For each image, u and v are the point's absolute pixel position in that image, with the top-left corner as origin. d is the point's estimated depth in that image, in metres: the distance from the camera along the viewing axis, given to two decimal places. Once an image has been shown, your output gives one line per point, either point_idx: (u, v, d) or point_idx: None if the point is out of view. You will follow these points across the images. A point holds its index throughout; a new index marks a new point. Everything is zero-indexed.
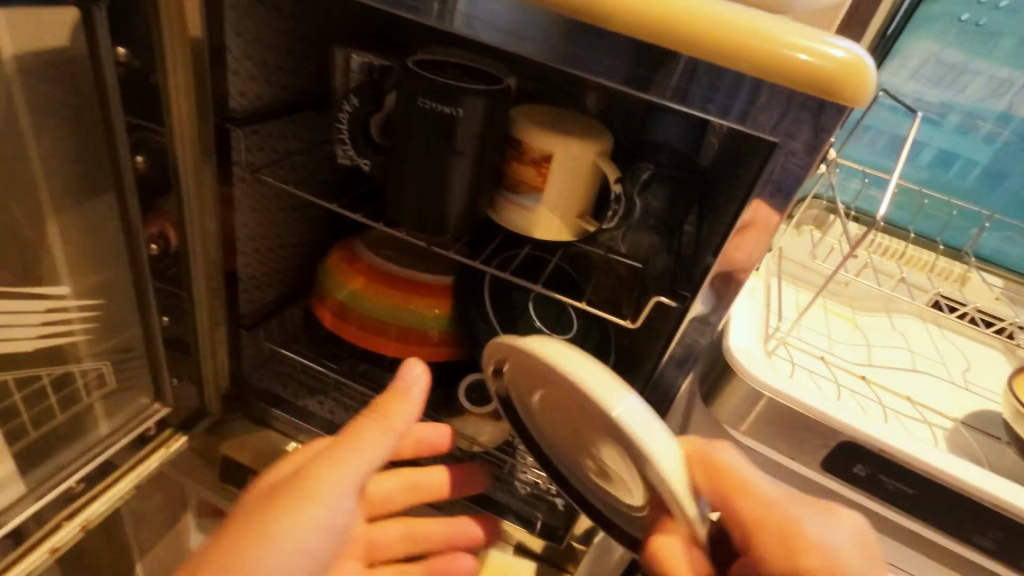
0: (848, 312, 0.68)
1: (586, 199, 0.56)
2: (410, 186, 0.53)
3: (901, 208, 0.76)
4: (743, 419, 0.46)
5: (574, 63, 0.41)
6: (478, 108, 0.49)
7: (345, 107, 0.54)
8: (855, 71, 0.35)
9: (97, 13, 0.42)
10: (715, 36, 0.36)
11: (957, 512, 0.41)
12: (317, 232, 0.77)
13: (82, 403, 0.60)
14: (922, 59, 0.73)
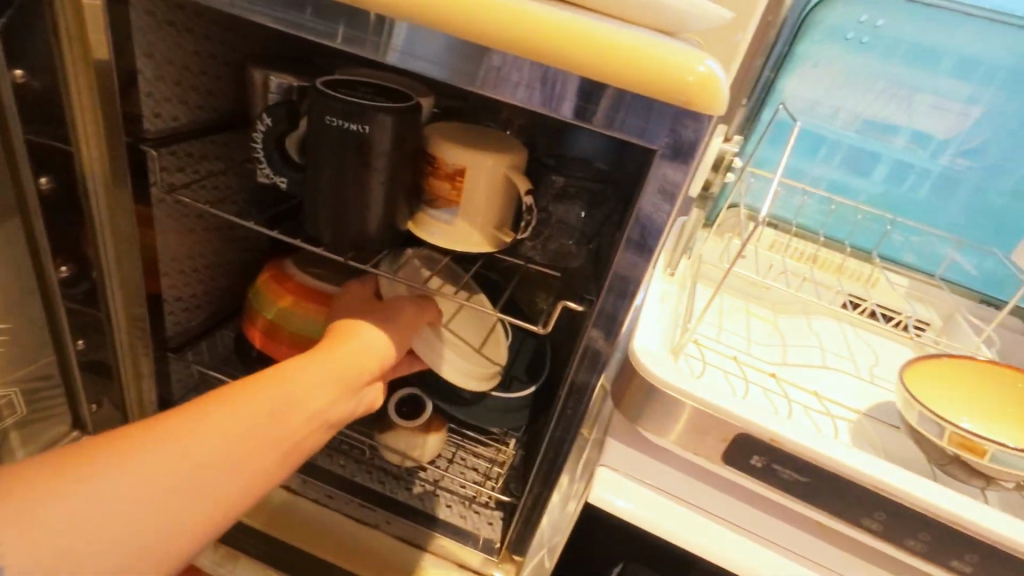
0: (767, 313, 0.72)
1: (502, 211, 0.57)
2: (325, 202, 0.54)
3: (813, 213, 0.79)
4: (647, 417, 0.47)
5: (489, 85, 0.43)
6: (386, 124, 0.51)
7: (259, 126, 0.55)
8: (708, 85, 0.38)
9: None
10: (584, 51, 0.39)
11: (845, 496, 0.43)
12: (248, 252, 0.77)
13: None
14: (827, 75, 0.74)
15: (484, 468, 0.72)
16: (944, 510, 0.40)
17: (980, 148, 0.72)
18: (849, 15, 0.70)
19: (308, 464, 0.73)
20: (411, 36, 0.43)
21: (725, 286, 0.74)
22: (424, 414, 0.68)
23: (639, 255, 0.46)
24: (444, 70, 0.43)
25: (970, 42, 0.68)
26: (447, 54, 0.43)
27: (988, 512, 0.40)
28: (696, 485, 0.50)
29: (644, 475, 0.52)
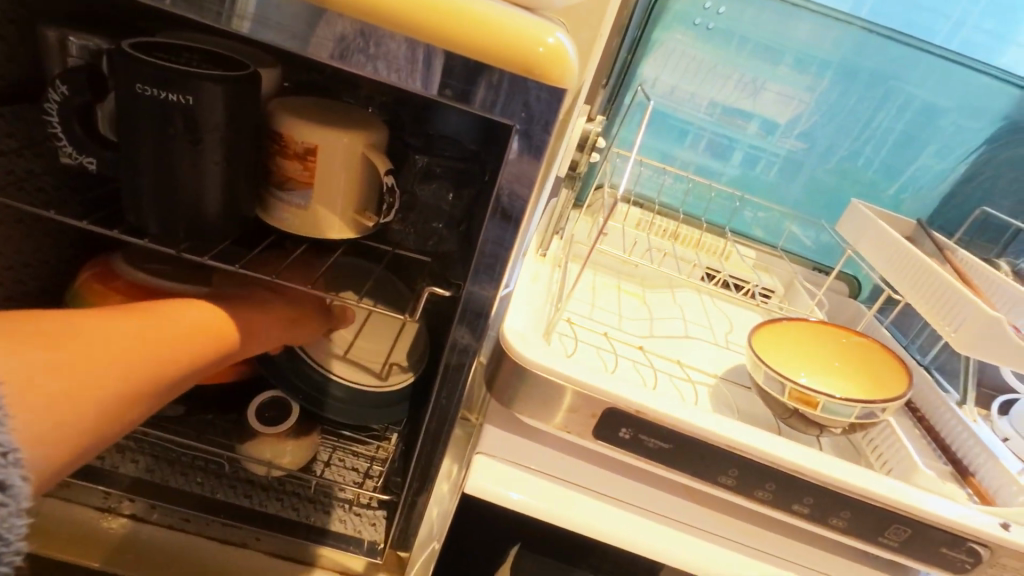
0: (637, 289, 0.75)
1: (362, 193, 0.53)
2: (146, 185, 0.47)
3: (674, 192, 0.84)
4: (520, 401, 0.47)
5: (338, 57, 0.38)
6: (216, 96, 0.44)
7: (52, 95, 0.46)
8: (560, 59, 0.37)
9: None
10: (431, 18, 0.36)
11: (704, 457, 0.45)
12: (64, 247, 0.65)
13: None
14: (680, 60, 0.77)
15: (365, 467, 0.67)
16: (783, 460, 0.44)
17: (810, 130, 0.80)
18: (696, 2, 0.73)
19: (158, 487, 0.64)
20: (262, 1, 0.37)
21: (598, 265, 0.77)
22: (290, 418, 0.63)
23: (504, 236, 0.44)
24: (280, 32, 0.38)
25: (798, 32, 0.75)
26: (295, 19, 0.37)
27: (817, 457, 0.45)
28: (572, 461, 0.51)
29: (523, 459, 0.51)
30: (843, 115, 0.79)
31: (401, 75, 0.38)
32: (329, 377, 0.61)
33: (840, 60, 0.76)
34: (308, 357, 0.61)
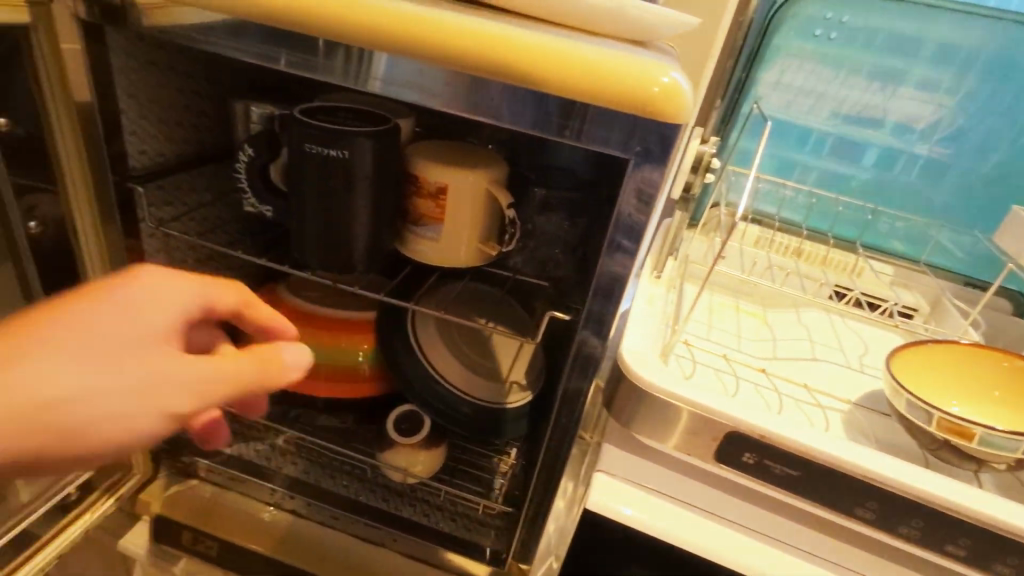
0: (758, 309, 0.72)
1: (486, 225, 0.58)
2: (310, 227, 0.55)
3: (795, 207, 0.80)
4: (639, 421, 0.48)
5: (460, 106, 0.43)
6: (366, 149, 0.52)
7: (242, 157, 0.56)
8: (674, 97, 0.39)
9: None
10: (552, 71, 0.40)
11: (838, 487, 0.43)
12: (242, 278, 0.78)
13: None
14: (799, 74, 0.75)
15: (487, 479, 0.71)
16: (930, 494, 0.41)
17: (957, 136, 0.74)
18: (815, 14, 0.71)
19: (312, 487, 0.73)
20: (392, 66, 0.43)
21: (713, 284, 0.76)
22: (423, 431, 0.68)
23: (620, 259, 0.46)
24: (430, 95, 0.44)
25: (936, 33, 0.69)
26: (433, 80, 0.43)
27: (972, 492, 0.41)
28: (697, 484, 0.51)
29: (642, 479, 0.52)
30: (999, 117, 0.71)
31: (529, 122, 0.42)
32: (459, 396, 0.66)
33: (990, 57, 0.69)
34: (441, 378, 0.67)
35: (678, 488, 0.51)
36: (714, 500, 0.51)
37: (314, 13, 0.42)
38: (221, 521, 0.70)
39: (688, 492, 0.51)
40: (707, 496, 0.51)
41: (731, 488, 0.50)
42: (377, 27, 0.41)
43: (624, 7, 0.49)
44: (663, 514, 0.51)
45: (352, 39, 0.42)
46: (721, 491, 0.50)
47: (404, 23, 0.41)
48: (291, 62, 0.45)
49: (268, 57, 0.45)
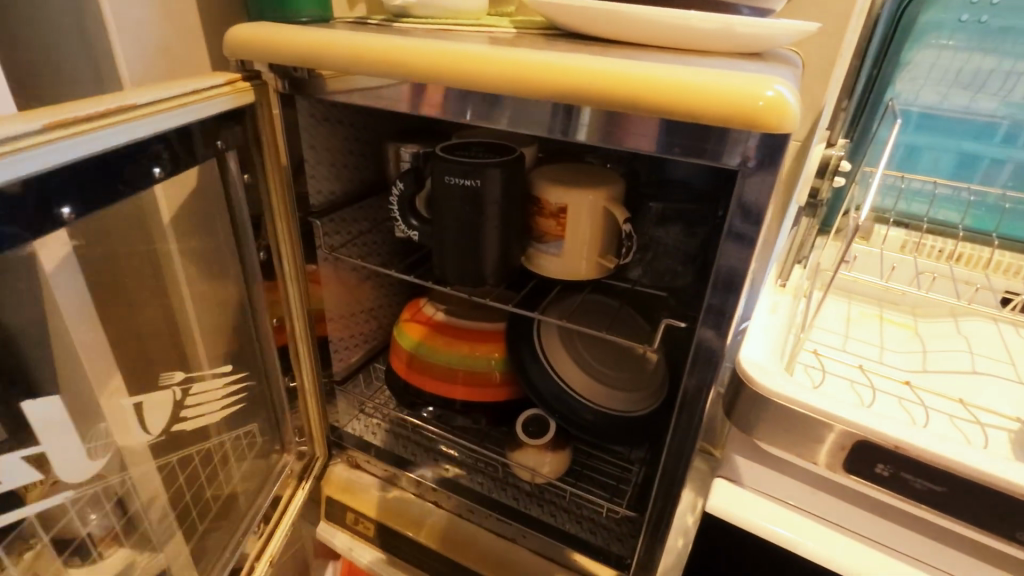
0: (907, 319, 0.67)
1: (604, 240, 0.62)
2: (449, 248, 0.63)
3: (948, 206, 0.72)
4: (760, 427, 0.48)
5: (574, 133, 0.48)
6: (496, 177, 0.59)
7: (394, 191, 0.66)
8: (780, 109, 0.39)
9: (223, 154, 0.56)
10: (655, 95, 0.42)
11: (993, 507, 0.40)
12: (391, 294, 0.91)
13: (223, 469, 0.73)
14: (948, 67, 0.68)
15: (610, 484, 0.74)
16: None
17: None
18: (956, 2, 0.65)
19: (451, 481, 0.80)
20: (515, 106, 0.49)
21: (852, 293, 0.72)
22: (549, 433, 0.74)
23: (734, 266, 0.47)
24: (549, 129, 0.49)
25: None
26: (547, 113, 0.48)
27: None
28: (830, 496, 0.49)
29: (770, 488, 0.51)
30: None
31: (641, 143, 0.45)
32: (584, 402, 0.71)
33: None
34: (566, 385, 0.72)
35: (810, 499, 0.50)
36: (849, 515, 0.49)
37: (452, 69, 0.49)
38: (378, 506, 0.81)
39: (822, 504, 0.50)
40: (842, 510, 0.49)
41: (868, 503, 0.48)
42: (499, 75, 0.47)
43: (730, 26, 0.51)
44: (795, 523, 0.50)
45: (479, 86, 0.49)
46: (858, 505, 0.48)
47: (524, 70, 0.47)
48: (433, 109, 0.53)
49: (416, 106, 0.54)
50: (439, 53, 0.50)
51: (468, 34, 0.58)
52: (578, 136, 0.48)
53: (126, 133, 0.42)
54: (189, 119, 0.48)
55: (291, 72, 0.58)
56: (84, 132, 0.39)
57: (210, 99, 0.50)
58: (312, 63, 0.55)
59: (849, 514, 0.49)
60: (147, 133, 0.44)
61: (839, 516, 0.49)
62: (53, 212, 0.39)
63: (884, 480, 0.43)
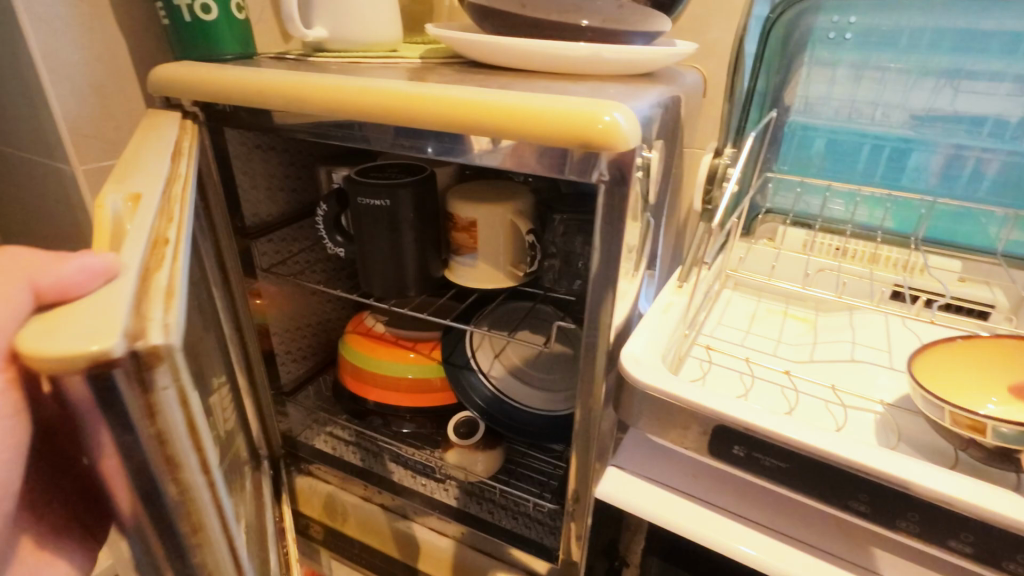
0: (808, 314, 0.71)
1: (513, 250, 0.67)
2: (370, 264, 0.68)
3: (847, 203, 0.77)
4: (639, 417, 0.52)
5: (456, 157, 0.52)
6: (407, 197, 0.64)
7: (319, 212, 0.71)
8: (615, 132, 0.43)
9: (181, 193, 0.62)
10: (510, 122, 0.46)
11: (828, 479, 0.44)
12: (338, 306, 0.96)
13: None
14: (832, 79, 0.74)
15: (541, 481, 0.78)
16: (921, 486, 0.41)
17: None
18: (824, 21, 0.72)
19: (395, 484, 0.84)
20: (404, 133, 0.54)
21: (762, 292, 0.76)
22: (479, 433, 0.78)
23: (605, 268, 0.52)
24: (435, 153, 0.53)
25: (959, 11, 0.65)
26: (427, 138, 0.53)
27: (960, 482, 0.40)
28: (708, 483, 0.54)
29: (659, 477, 0.55)
30: None
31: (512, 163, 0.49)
32: (511, 403, 0.77)
33: None
34: (494, 388, 0.77)
35: (694, 484, 0.54)
36: (727, 499, 0.53)
37: (350, 102, 0.54)
38: (338, 510, 0.87)
39: (704, 488, 0.54)
40: (721, 493, 0.53)
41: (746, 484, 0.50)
42: (386, 105, 0.53)
43: (598, 54, 0.59)
44: (684, 507, 0.52)
45: (370, 115, 0.54)
46: (734, 486, 0.53)
47: (413, 101, 0.51)
48: (338, 135, 0.58)
49: (325, 133, 0.59)
50: (340, 87, 0.55)
51: (376, 66, 0.63)
52: (457, 158, 0.52)
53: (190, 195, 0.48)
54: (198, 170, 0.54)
55: (213, 106, 0.63)
56: (181, 202, 0.43)
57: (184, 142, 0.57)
58: (231, 99, 0.60)
59: (728, 495, 0.53)
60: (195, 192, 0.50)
61: (722, 500, 0.53)
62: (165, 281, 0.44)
63: (739, 459, 0.48)
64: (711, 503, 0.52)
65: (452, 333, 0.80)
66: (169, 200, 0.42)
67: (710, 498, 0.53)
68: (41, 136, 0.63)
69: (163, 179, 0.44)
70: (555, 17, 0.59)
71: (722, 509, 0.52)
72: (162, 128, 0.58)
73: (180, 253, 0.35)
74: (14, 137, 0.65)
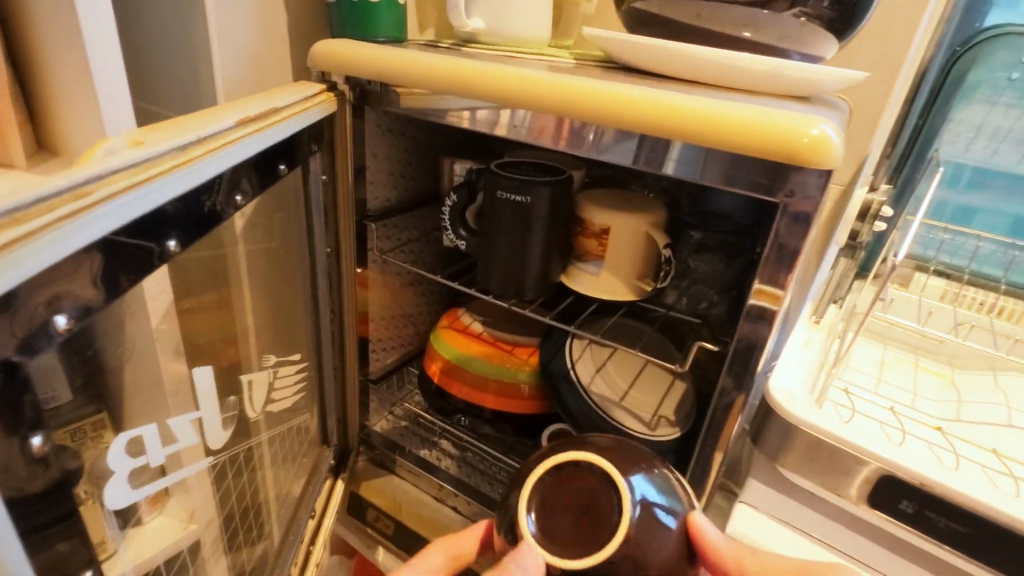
0: (944, 368, 0.67)
1: (644, 263, 0.65)
2: (493, 259, 0.67)
3: (990, 262, 0.72)
4: (784, 456, 0.50)
5: (623, 157, 0.51)
6: (545, 196, 0.62)
7: (446, 203, 0.70)
8: (823, 147, 0.41)
9: (313, 159, 0.62)
10: (701, 127, 0.45)
11: (1012, 550, 0.42)
12: (429, 303, 0.94)
13: (253, 471, 0.75)
14: (997, 123, 0.68)
15: None
16: None
17: None
18: (1007, 58, 0.65)
19: (471, 487, 0.81)
20: (570, 130, 0.52)
21: (891, 339, 0.72)
22: None
23: (768, 291, 0.49)
24: (599, 151, 0.52)
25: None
26: (597, 135, 0.51)
27: None
28: (851, 536, 0.51)
29: (796, 522, 0.53)
30: None
31: (687, 170, 0.48)
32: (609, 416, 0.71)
33: None
34: (593, 400, 0.72)
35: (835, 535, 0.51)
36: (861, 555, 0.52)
37: (515, 92, 0.53)
38: (402, 505, 0.84)
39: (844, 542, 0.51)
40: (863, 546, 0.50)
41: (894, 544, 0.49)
42: (555, 99, 0.51)
43: (778, 69, 0.53)
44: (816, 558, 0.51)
45: (534, 108, 0.53)
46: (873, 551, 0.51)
47: (589, 96, 0.50)
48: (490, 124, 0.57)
49: (477, 120, 0.58)
50: (505, 76, 0.54)
51: (530, 61, 0.62)
52: (625, 158, 0.51)
53: (216, 165, 0.38)
54: (268, 144, 0.46)
55: (364, 85, 0.63)
56: (181, 163, 0.35)
57: (293, 116, 0.52)
58: (388, 79, 0.60)
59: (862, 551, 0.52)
60: (232, 163, 0.40)
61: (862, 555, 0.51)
62: (164, 241, 0.37)
63: (905, 514, 0.45)
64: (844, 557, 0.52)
65: (553, 339, 0.78)
66: (162, 163, 0.33)
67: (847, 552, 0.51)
68: (190, 95, 0.64)
69: (186, 136, 0.36)
70: (729, 29, 0.58)
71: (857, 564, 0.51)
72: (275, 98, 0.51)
73: (83, 218, 0.27)
74: (162, 93, 0.67)
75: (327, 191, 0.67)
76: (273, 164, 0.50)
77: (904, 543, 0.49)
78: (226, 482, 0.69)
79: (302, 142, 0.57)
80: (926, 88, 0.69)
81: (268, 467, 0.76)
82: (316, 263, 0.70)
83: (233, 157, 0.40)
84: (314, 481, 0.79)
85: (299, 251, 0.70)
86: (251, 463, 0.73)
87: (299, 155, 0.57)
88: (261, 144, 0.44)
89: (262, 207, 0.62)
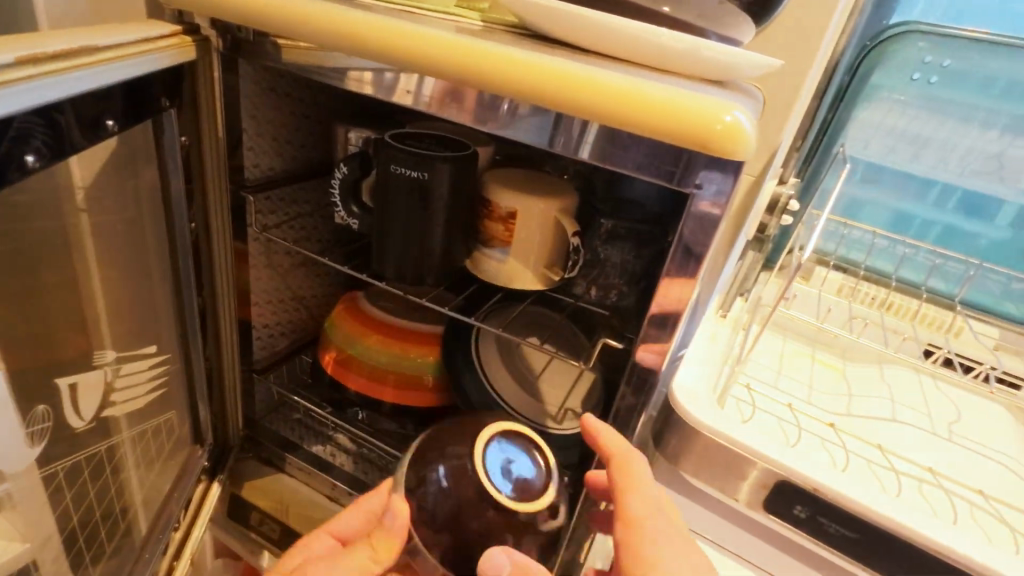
0: (836, 361, 0.68)
1: (553, 251, 0.60)
2: (389, 241, 0.60)
3: (883, 258, 0.75)
4: (685, 459, 0.48)
5: (528, 135, 0.46)
6: (446, 173, 0.56)
7: (337, 175, 0.62)
8: (735, 136, 0.38)
9: (170, 115, 0.52)
10: (610, 105, 0.40)
11: (895, 554, 0.42)
12: (324, 284, 0.86)
13: (113, 482, 0.63)
14: (897, 122, 0.70)
15: None
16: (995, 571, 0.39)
17: None
18: (912, 58, 0.66)
19: (368, 486, 0.75)
20: (472, 100, 0.47)
21: (790, 331, 0.73)
22: None
23: (676, 287, 0.46)
24: (504, 127, 0.47)
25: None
26: (501, 108, 0.46)
27: None
28: (744, 536, 0.50)
29: (694, 524, 0.52)
30: None
31: (600, 155, 0.44)
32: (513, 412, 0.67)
33: None
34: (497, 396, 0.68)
35: (730, 539, 0.51)
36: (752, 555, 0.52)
37: (408, 53, 0.46)
38: (291, 507, 0.76)
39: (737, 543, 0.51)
40: (756, 546, 0.50)
41: (786, 544, 0.49)
42: (452, 63, 0.45)
43: (697, 50, 0.50)
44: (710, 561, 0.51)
45: (431, 73, 0.46)
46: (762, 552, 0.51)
47: (495, 64, 0.44)
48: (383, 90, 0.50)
49: (375, 80, 0.50)
50: (404, 34, 0.47)
51: (433, 19, 0.55)
52: (533, 136, 0.46)
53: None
54: (70, 93, 0.35)
55: (234, 31, 0.54)
56: None
57: (130, 59, 0.42)
58: (263, 25, 0.51)
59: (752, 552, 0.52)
60: (11, 111, 0.31)
61: (751, 556, 0.51)
62: None
63: (797, 519, 0.45)
64: (736, 557, 0.52)
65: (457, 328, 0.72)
66: None
67: (738, 553, 0.51)
68: None
69: None
70: (649, 2, 0.54)
71: (746, 565, 0.51)
72: (96, 35, 0.40)
73: None
74: None
75: (192, 155, 0.57)
76: (98, 117, 0.40)
77: (795, 544, 0.48)
78: (63, 498, 0.55)
79: (152, 96, 0.47)
80: (835, 85, 0.68)
81: (133, 473, 0.66)
82: (180, 239, 0.60)
83: (13, 104, 0.31)
84: (182, 486, 0.68)
85: (158, 226, 0.59)
86: (108, 471, 0.62)
87: (148, 110, 0.47)
88: (58, 93, 0.34)
89: (105, 171, 0.51)
